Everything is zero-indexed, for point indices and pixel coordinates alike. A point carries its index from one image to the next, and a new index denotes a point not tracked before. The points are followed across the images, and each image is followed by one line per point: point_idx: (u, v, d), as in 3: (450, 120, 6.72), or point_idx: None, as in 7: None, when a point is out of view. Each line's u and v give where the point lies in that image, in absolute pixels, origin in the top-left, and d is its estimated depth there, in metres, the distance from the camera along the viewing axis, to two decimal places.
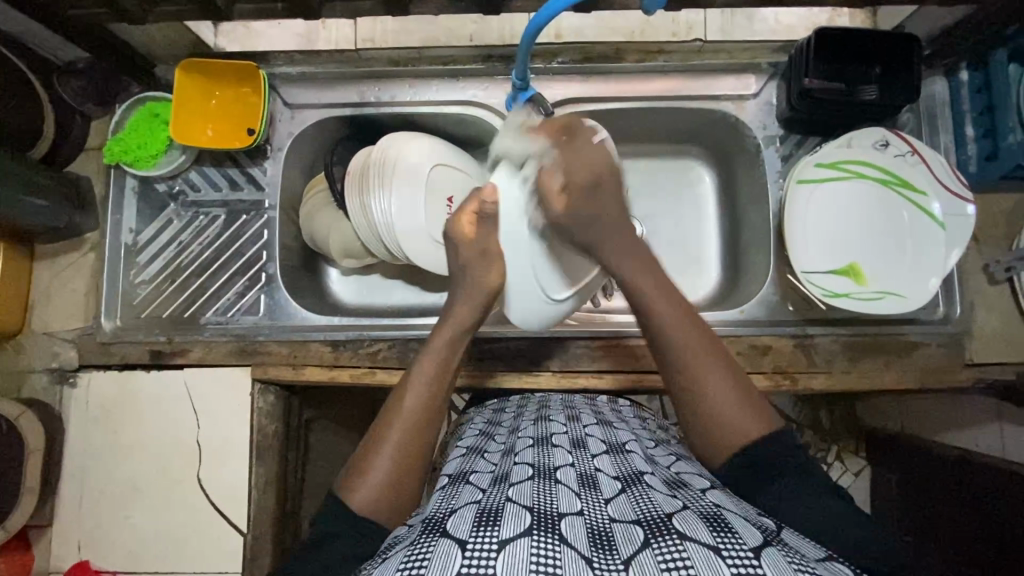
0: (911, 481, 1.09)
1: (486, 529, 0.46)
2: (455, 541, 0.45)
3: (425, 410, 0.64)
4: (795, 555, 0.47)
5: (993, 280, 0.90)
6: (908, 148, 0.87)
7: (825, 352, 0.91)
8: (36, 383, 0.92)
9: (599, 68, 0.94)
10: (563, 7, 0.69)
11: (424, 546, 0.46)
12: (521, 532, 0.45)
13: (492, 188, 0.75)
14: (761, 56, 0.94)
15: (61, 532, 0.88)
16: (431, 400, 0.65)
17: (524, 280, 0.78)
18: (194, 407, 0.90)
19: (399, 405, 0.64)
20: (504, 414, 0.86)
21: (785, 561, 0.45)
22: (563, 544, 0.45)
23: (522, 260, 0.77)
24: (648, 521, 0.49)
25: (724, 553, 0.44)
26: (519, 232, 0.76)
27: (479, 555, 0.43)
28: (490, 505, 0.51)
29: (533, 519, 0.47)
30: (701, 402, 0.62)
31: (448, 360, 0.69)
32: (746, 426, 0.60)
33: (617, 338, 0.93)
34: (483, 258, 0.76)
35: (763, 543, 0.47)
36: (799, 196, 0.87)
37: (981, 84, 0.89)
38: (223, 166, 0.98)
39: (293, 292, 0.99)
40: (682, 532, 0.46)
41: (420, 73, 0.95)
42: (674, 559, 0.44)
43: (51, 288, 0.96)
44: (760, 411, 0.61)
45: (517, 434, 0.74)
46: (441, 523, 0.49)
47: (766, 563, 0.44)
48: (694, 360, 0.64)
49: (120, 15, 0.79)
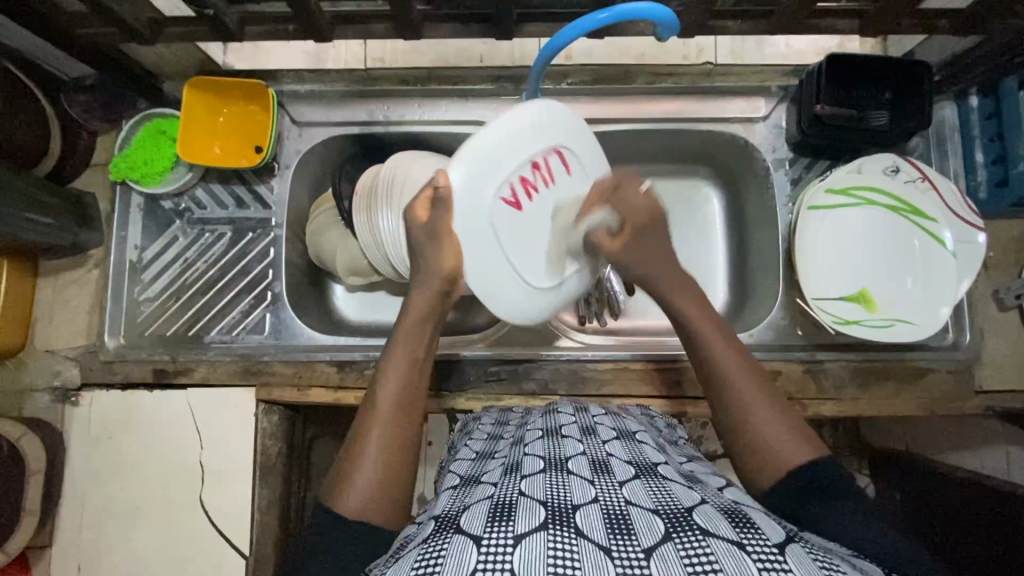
0: (910, 502, 1.09)
1: (501, 525, 0.45)
2: (470, 538, 0.44)
3: (400, 404, 0.62)
4: (820, 549, 0.46)
5: (1002, 306, 0.90)
6: (918, 174, 0.87)
7: (834, 377, 0.90)
8: (37, 402, 0.91)
9: (609, 89, 0.94)
10: (571, 38, 0.68)
11: (438, 544, 0.45)
12: (536, 527, 0.44)
13: (446, 172, 0.62)
14: (770, 79, 0.95)
15: (62, 552, 0.87)
16: (406, 398, 0.62)
17: (498, 279, 0.66)
18: (197, 427, 0.89)
19: (375, 405, 0.62)
20: (511, 415, 0.83)
21: (809, 557, 0.44)
22: (579, 538, 0.44)
23: (487, 261, 0.65)
24: (667, 512, 0.47)
25: (748, 549, 0.43)
26: (485, 235, 0.64)
27: (495, 551, 0.42)
28: (503, 500, 0.50)
29: (548, 513, 0.46)
30: (744, 428, 0.60)
31: (417, 348, 0.65)
32: (790, 454, 0.57)
33: (626, 362, 0.92)
34: (441, 243, 0.64)
35: (787, 538, 0.45)
36: (810, 222, 0.87)
37: (992, 111, 0.88)
38: (230, 184, 0.98)
39: (299, 311, 0.98)
40: (704, 527, 0.45)
41: (430, 92, 0.95)
42: (697, 555, 0.42)
43: (55, 304, 0.95)
44: (803, 435, 0.59)
45: (525, 427, 0.72)
46: (455, 519, 0.48)
47: (791, 559, 0.43)
48: (736, 384, 0.62)
49: (128, 36, 0.79)
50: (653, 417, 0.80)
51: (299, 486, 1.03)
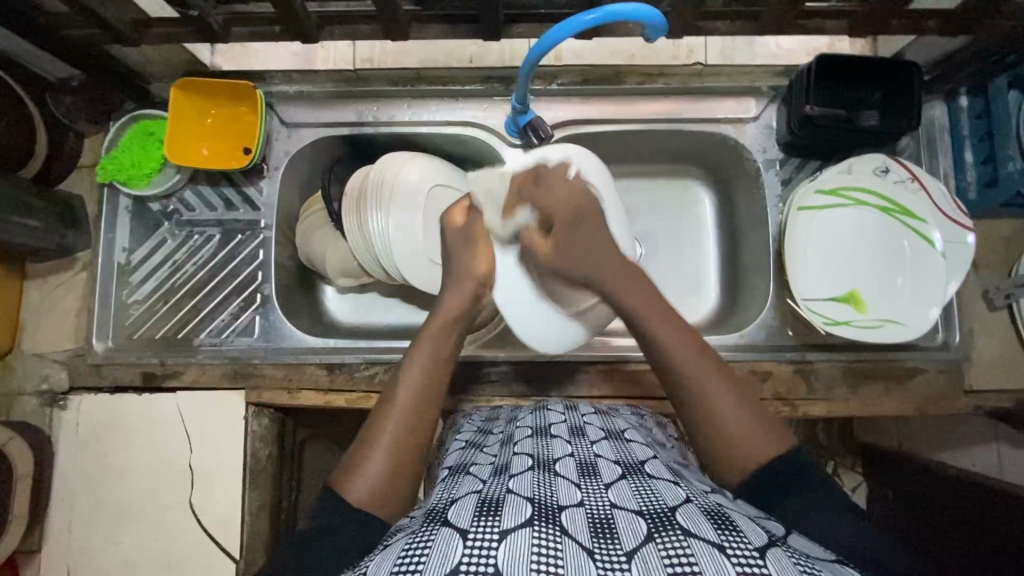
0: (902, 501, 1.09)
1: (487, 520, 0.45)
2: (456, 531, 0.44)
3: (422, 395, 0.61)
4: (799, 553, 0.46)
5: (992, 306, 0.90)
6: (907, 175, 0.87)
7: (824, 377, 0.90)
8: (25, 406, 0.91)
9: (598, 89, 0.94)
10: (560, 39, 0.67)
11: (425, 535, 0.44)
12: (521, 523, 0.44)
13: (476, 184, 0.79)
14: (760, 79, 0.95)
15: (50, 557, 0.86)
16: (428, 390, 0.62)
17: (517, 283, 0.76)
18: (186, 431, 0.88)
19: (393, 394, 0.61)
20: (503, 411, 0.82)
21: (789, 560, 0.44)
22: (563, 536, 0.44)
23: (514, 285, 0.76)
24: (650, 513, 0.47)
25: (729, 551, 0.43)
26: (510, 242, 0.75)
27: (481, 545, 0.42)
28: (490, 496, 0.49)
29: (534, 510, 0.46)
30: (706, 425, 0.57)
31: (444, 343, 0.65)
32: (762, 450, 0.55)
33: (617, 363, 0.92)
34: (475, 247, 0.72)
35: (768, 542, 0.45)
36: (800, 221, 0.87)
37: (981, 110, 0.89)
38: (219, 186, 0.98)
39: (289, 313, 0.97)
40: (687, 529, 0.45)
41: (419, 93, 0.94)
42: (678, 555, 0.42)
43: (42, 307, 0.95)
44: (770, 426, 0.57)
45: (516, 423, 0.72)
46: (441, 513, 0.48)
47: (770, 562, 0.42)
48: (695, 378, 0.58)
49: (114, 37, 0.79)
50: (644, 418, 0.80)
51: (292, 489, 1.03)
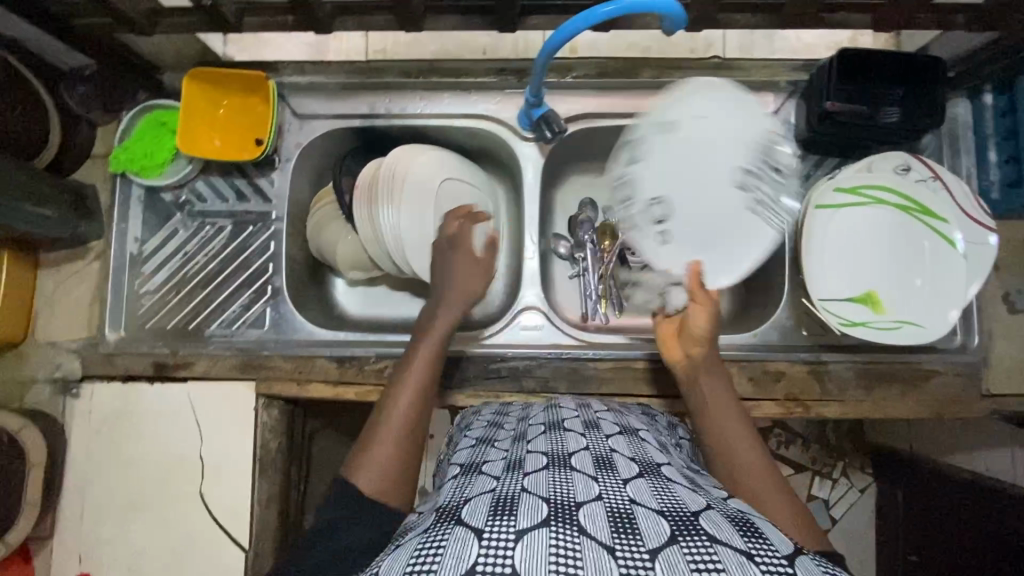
0: (913, 502, 1.08)
1: (503, 519, 0.44)
2: (471, 531, 0.43)
3: (415, 405, 0.69)
4: (825, 560, 0.45)
5: (1012, 309, 0.88)
6: (930, 173, 0.85)
7: (839, 378, 0.89)
8: (39, 394, 0.92)
9: (615, 82, 0.92)
10: (577, 30, 0.66)
11: (438, 535, 0.44)
12: (538, 523, 0.44)
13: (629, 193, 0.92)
14: (781, 74, 0.93)
15: (63, 545, 0.87)
16: (422, 399, 0.70)
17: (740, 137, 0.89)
18: (197, 421, 0.89)
19: (392, 405, 0.70)
20: (512, 407, 0.81)
21: (817, 568, 0.43)
22: (583, 536, 0.43)
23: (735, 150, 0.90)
24: (672, 515, 0.47)
25: (756, 559, 0.42)
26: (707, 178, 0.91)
27: (497, 545, 0.41)
28: (505, 495, 0.49)
29: (550, 510, 0.45)
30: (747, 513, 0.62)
31: (428, 365, 0.74)
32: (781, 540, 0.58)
33: (628, 361, 0.91)
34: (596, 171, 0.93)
35: (795, 550, 0.45)
36: (816, 219, 0.86)
37: (1007, 107, 0.86)
38: (230, 177, 0.97)
39: (299, 305, 0.97)
40: (712, 534, 0.44)
41: (433, 85, 0.93)
42: (704, 559, 0.42)
43: (56, 296, 0.95)
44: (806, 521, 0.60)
45: (527, 420, 0.71)
46: (455, 512, 0.48)
47: (800, 570, 0.42)
48: (746, 478, 0.65)
49: (126, 26, 0.79)
50: (656, 418, 0.78)
51: (301, 479, 1.03)
